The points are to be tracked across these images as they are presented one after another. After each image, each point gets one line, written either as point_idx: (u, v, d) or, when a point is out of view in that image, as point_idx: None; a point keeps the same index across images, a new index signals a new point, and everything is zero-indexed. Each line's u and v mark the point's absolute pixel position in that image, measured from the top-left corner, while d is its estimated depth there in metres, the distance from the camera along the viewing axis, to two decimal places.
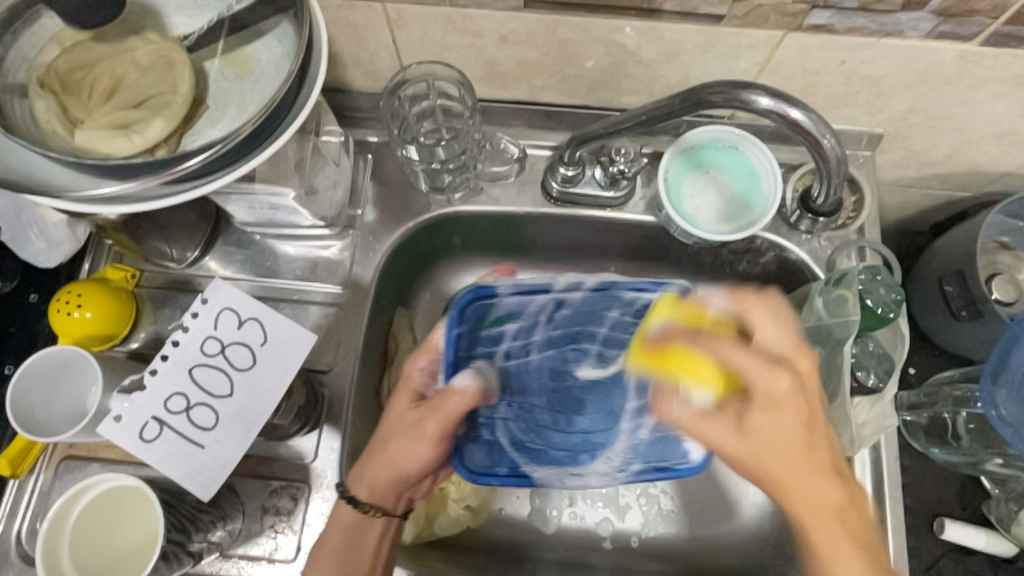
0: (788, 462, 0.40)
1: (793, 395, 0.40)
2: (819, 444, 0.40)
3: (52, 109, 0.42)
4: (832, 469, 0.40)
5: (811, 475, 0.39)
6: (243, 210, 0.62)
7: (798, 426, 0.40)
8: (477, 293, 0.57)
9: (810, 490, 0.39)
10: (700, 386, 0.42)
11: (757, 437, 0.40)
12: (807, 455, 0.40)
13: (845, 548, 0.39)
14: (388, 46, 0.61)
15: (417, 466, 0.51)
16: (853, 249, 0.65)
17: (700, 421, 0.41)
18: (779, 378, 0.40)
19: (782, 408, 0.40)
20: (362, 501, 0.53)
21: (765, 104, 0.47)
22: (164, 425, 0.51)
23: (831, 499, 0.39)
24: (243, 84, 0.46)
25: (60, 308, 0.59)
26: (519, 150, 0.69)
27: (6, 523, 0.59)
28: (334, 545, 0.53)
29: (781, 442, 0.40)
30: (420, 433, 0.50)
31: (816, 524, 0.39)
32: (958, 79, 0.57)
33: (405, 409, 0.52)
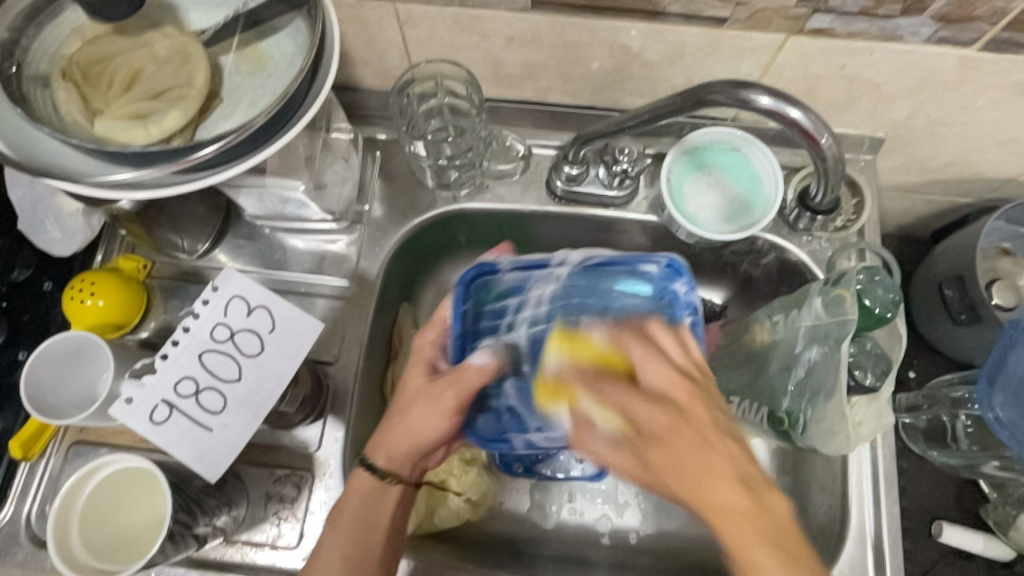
0: (681, 484, 0.39)
1: (671, 425, 0.40)
2: (711, 446, 0.39)
3: (73, 100, 0.44)
4: (732, 473, 0.38)
5: (706, 481, 0.38)
6: (253, 204, 0.63)
7: (694, 454, 0.39)
8: (480, 270, 0.59)
9: (714, 492, 0.37)
10: (607, 416, 0.43)
11: (652, 458, 0.40)
12: (701, 475, 0.38)
13: (756, 545, 0.36)
14: (398, 45, 0.62)
15: (438, 436, 0.53)
16: (852, 252, 0.65)
17: (618, 450, 0.43)
18: (658, 410, 0.41)
19: (666, 429, 0.40)
20: (379, 469, 0.53)
21: (765, 104, 0.48)
22: (173, 408, 0.52)
23: (731, 505, 0.37)
24: (257, 79, 0.48)
25: (73, 296, 0.60)
26: (525, 148, 0.71)
27: (16, 505, 0.61)
28: (353, 513, 0.53)
29: (681, 474, 0.39)
30: (440, 404, 0.52)
31: (717, 518, 0.37)
32: (958, 85, 0.58)
33: (422, 382, 0.54)
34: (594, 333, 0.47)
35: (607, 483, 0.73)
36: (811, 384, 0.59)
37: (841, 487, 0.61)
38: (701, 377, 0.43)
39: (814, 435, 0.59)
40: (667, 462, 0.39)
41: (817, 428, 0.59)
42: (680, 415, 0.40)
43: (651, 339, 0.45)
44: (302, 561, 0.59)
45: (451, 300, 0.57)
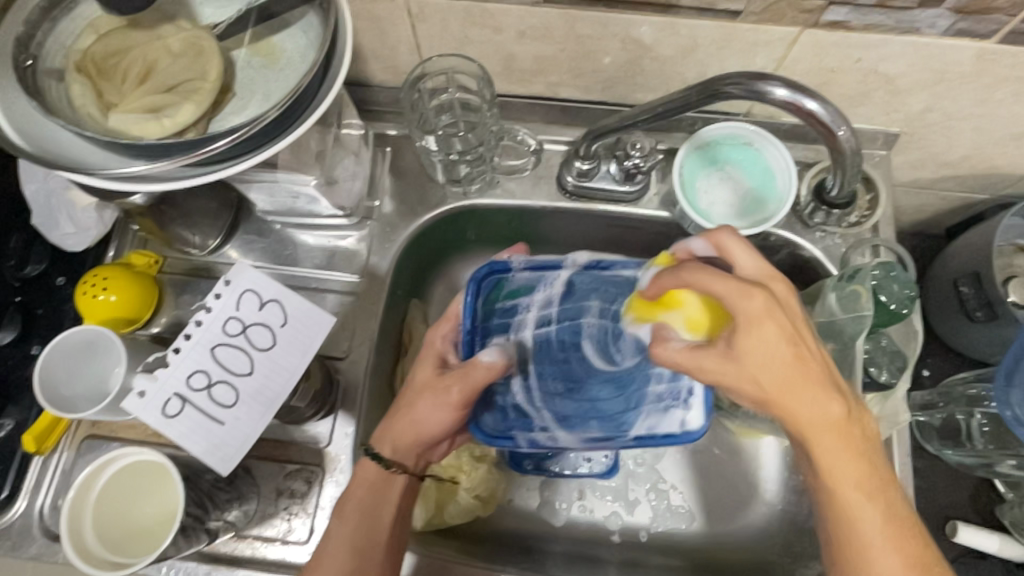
0: (778, 378, 0.40)
1: (763, 319, 0.40)
2: (808, 362, 0.40)
3: (88, 94, 0.44)
4: (830, 383, 0.41)
5: (802, 400, 0.40)
6: (265, 199, 0.63)
7: (780, 348, 0.40)
8: (493, 268, 0.61)
9: (804, 404, 0.40)
10: (690, 330, 0.45)
11: (742, 342, 0.41)
12: (801, 380, 0.40)
13: (845, 455, 0.41)
14: (409, 40, 0.62)
15: (442, 430, 0.53)
16: (868, 248, 0.64)
17: (688, 352, 0.43)
18: (756, 300, 0.40)
19: (770, 327, 0.40)
20: (386, 459, 0.54)
21: (782, 96, 0.48)
22: (187, 402, 0.52)
23: (837, 415, 0.40)
24: (269, 73, 0.48)
25: (86, 290, 0.60)
26: (536, 143, 0.70)
27: (29, 498, 0.61)
28: (358, 501, 0.53)
29: (756, 377, 0.41)
30: (446, 398, 0.52)
31: (814, 425, 0.41)
32: (975, 79, 0.57)
33: (432, 376, 0.54)
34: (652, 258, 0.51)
35: (617, 481, 0.72)
36: None
37: None
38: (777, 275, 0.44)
39: None
40: (750, 374, 0.41)
41: None
42: (777, 303, 0.41)
43: (705, 262, 0.46)
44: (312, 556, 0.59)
45: (467, 293, 0.59)
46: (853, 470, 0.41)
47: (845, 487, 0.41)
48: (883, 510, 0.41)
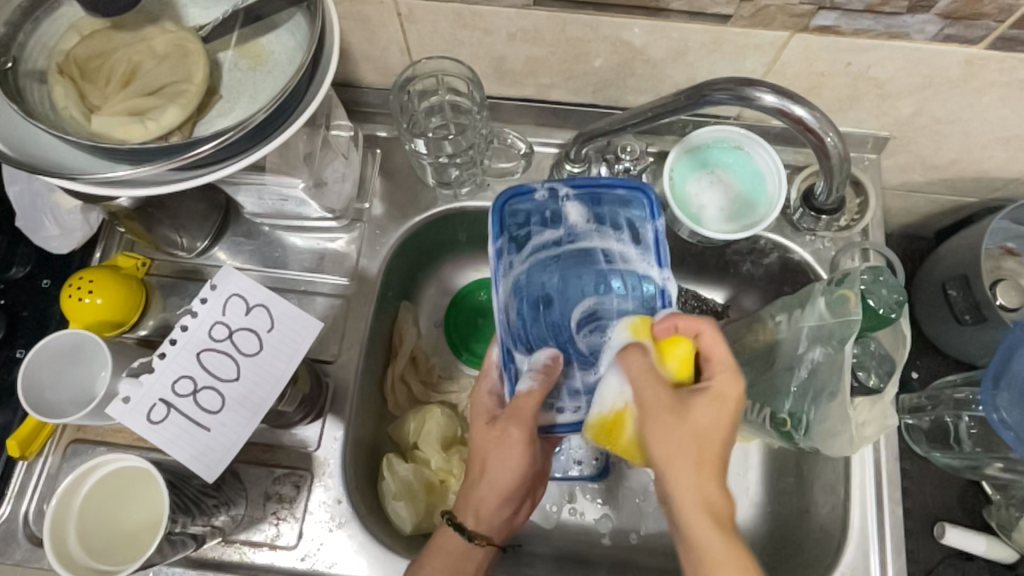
0: (685, 462, 0.43)
1: (705, 401, 0.45)
2: (715, 451, 0.43)
3: (70, 96, 0.44)
4: (713, 500, 0.42)
5: (706, 485, 0.42)
6: (253, 201, 0.63)
7: (707, 438, 0.44)
8: (517, 192, 0.59)
9: (701, 488, 0.42)
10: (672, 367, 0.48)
11: (689, 410, 0.44)
12: (700, 467, 0.43)
13: (699, 534, 0.41)
14: (398, 41, 0.62)
15: (516, 477, 0.53)
16: (856, 251, 0.65)
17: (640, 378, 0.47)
18: (732, 383, 0.45)
19: (712, 413, 0.44)
20: (470, 531, 0.53)
21: (769, 102, 0.48)
22: (172, 408, 0.52)
23: (713, 502, 0.42)
24: (256, 75, 0.47)
25: (71, 293, 0.60)
26: (526, 146, 0.70)
27: (14, 504, 0.60)
28: (436, 569, 0.51)
29: (675, 444, 0.43)
30: (509, 441, 0.53)
31: (692, 517, 0.42)
32: (963, 84, 0.58)
33: (483, 429, 0.55)
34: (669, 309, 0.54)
35: (607, 483, 0.72)
36: (813, 385, 0.59)
37: (843, 489, 0.61)
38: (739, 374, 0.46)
39: (817, 437, 0.58)
40: (677, 448, 0.43)
41: (820, 429, 0.58)
42: (742, 400, 0.45)
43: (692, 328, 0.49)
44: (300, 561, 0.58)
45: (494, 210, 0.58)
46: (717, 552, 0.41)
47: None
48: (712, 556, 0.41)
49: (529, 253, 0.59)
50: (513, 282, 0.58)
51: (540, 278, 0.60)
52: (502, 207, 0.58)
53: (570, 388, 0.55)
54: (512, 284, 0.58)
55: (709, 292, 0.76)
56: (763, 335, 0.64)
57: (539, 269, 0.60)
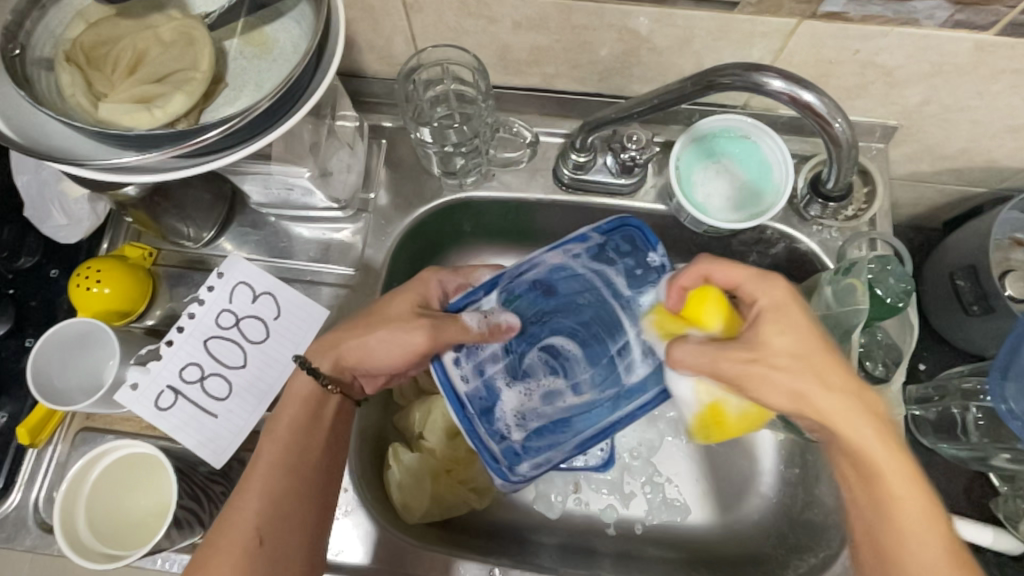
0: (802, 377, 0.46)
1: (802, 337, 0.47)
2: (856, 391, 0.46)
3: (77, 83, 0.44)
4: (853, 391, 0.46)
5: (850, 419, 0.45)
6: (259, 190, 0.63)
7: (822, 377, 0.46)
8: (634, 225, 0.59)
9: (856, 429, 0.45)
10: (714, 328, 0.51)
11: (770, 335, 0.47)
12: (819, 376, 0.46)
13: (872, 443, 0.45)
14: (403, 30, 0.62)
15: (383, 365, 0.53)
16: (863, 240, 0.64)
17: (706, 348, 0.48)
18: (776, 286, 0.49)
19: (791, 330, 0.47)
20: (321, 373, 0.53)
21: (778, 87, 0.47)
22: (179, 394, 0.52)
23: (869, 412, 0.45)
24: (262, 63, 0.47)
25: (80, 283, 0.60)
26: (532, 135, 0.70)
27: (24, 491, 0.61)
28: (286, 422, 0.52)
29: (786, 376, 0.46)
30: (410, 343, 0.52)
31: (851, 427, 0.45)
32: (973, 71, 0.57)
33: (406, 311, 0.54)
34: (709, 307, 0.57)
35: (613, 474, 0.72)
36: None
37: None
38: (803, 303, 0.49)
39: None
40: (791, 379, 0.46)
41: None
42: (796, 295, 0.49)
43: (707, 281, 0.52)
44: None
45: (613, 219, 0.59)
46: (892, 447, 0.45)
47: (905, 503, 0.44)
48: (891, 451, 0.45)
49: (596, 271, 0.59)
50: (558, 265, 0.59)
51: (578, 289, 0.59)
52: (628, 227, 0.59)
53: (483, 364, 0.56)
54: (558, 264, 0.59)
55: None
56: None
57: (582, 288, 0.58)
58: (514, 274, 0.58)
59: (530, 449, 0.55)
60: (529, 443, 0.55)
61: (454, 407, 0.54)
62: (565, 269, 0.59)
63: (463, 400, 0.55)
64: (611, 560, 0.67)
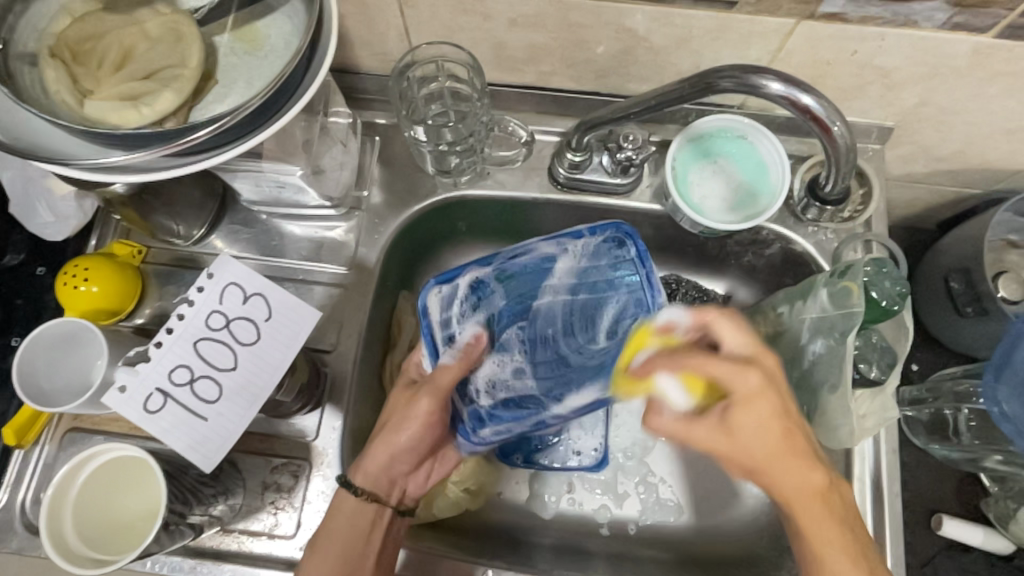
0: (776, 459, 0.44)
1: (763, 394, 0.43)
2: (798, 435, 0.44)
3: (62, 79, 0.42)
4: (818, 466, 0.44)
5: (794, 465, 0.44)
6: (250, 188, 0.62)
7: (774, 434, 0.43)
8: (624, 231, 0.58)
9: (793, 475, 0.44)
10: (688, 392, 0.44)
11: (746, 436, 0.43)
12: (792, 463, 0.44)
13: (834, 541, 0.44)
14: (397, 26, 0.61)
15: (410, 448, 0.56)
16: (859, 243, 0.64)
17: (686, 424, 0.45)
18: (753, 376, 0.43)
19: (756, 406, 0.43)
20: (357, 486, 0.56)
21: (776, 90, 0.47)
22: (168, 397, 0.51)
23: (836, 540, 0.44)
24: (253, 60, 0.46)
25: (66, 281, 0.59)
26: (527, 135, 0.69)
27: (11, 491, 0.60)
28: (332, 531, 0.55)
29: (782, 470, 0.44)
30: (411, 411, 0.56)
31: (809, 522, 0.44)
32: (971, 73, 0.57)
33: (401, 393, 0.59)
34: (653, 322, 0.49)
35: (606, 474, 0.72)
36: (814, 376, 0.58)
37: (842, 481, 0.61)
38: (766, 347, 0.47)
39: (817, 429, 0.59)
40: (795, 470, 0.44)
41: (821, 420, 0.58)
42: (771, 380, 0.44)
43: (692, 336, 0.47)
44: (299, 551, 0.58)
45: (601, 227, 0.59)
46: (849, 558, 0.44)
47: (820, 537, 0.44)
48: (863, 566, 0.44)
49: (585, 269, 0.59)
50: (551, 255, 0.60)
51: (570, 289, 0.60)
52: (620, 234, 0.58)
53: (479, 378, 0.58)
54: (552, 258, 0.60)
55: (709, 283, 0.75)
56: (762, 326, 0.64)
57: (569, 281, 0.60)
58: (510, 255, 0.61)
59: (494, 417, 0.59)
60: (496, 412, 0.59)
61: (429, 349, 0.58)
62: (559, 261, 0.60)
63: (433, 323, 0.59)
64: (604, 561, 0.67)
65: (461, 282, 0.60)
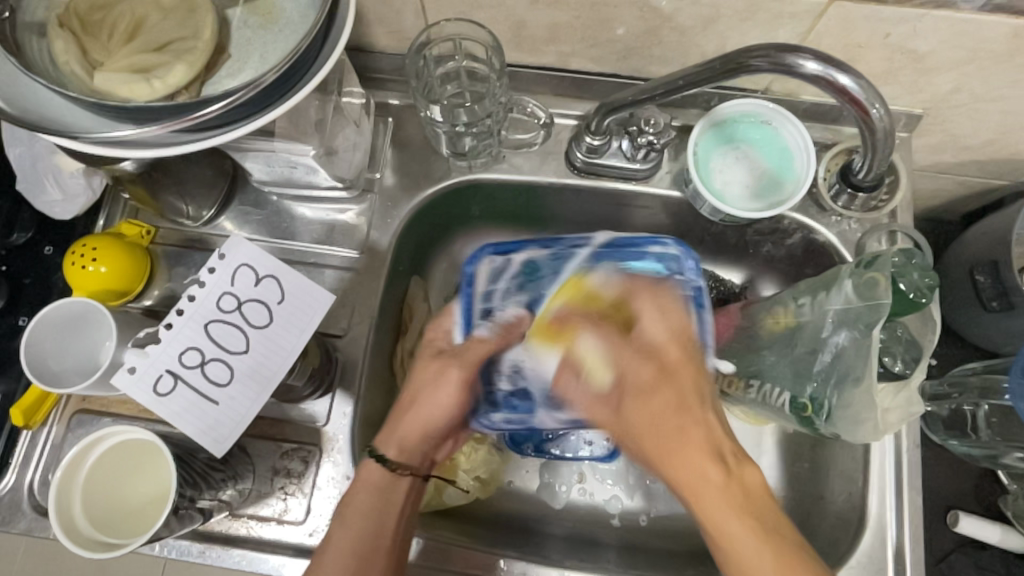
0: (655, 441, 0.46)
1: (654, 380, 0.49)
2: (691, 427, 0.45)
3: (71, 49, 0.41)
4: (709, 446, 0.44)
5: (686, 455, 0.44)
6: (261, 168, 0.61)
7: (670, 415, 0.47)
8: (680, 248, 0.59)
9: (688, 468, 0.44)
10: (601, 373, 0.53)
11: (631, 407, 0.49)
12: (679, 447, 0.45)
13: (727, 514, 0.41)
14: (414, 3, 0.59)
15: (445, 419, 0.56)
16: (884, 233, 0.63)
17: (596, 401, 0.53)
18: (642, 366, 0.50)
19: (647, 396, 0.48)
20: (390, 460, 0.54)
21: (812, 70, 0.45)
22: (179, 379, 0.50)
23: (711, 474, 0.43)
24: (266, 34, 0.45)
25: (75, 260, 0.58)
26: (546, 117, 0.68)
27: (19, 472, 0.60)
28: (362, 505, 0.52)
29: (648, 427, 0.47)
30: (444, 378, 0.56)
31: (697, 495, 0.43)
32: (1008, 58, 0.55)
33: (429, 360, 0.57)
34: (590, 275, 0.60)
35: (617, 464, 0.72)
36: (837, 369, 0.57)
37: (862, 475, 0.60)
38: (692, 338, 0.52)
39: (839, 423, 0.56)
40: (652, 429, 0.47)
41: (843, 415, 0.56)
42: (654, 358, 0.50)
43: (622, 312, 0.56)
44: (309, 536, 0.58)
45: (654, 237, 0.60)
46: (757, 543, 0.40)
47: (729, 530, 0.41)
48: (755, 528, 0.41)
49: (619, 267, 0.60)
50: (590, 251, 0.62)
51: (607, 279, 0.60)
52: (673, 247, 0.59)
53: (509, 363, 0.58)
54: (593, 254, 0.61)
55: (726, 272, 0.74)
56: (782, 319, 0.61)
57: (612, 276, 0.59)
58: (571, 245, 0.62)
59: (508, 405, 0.59)
60: (513, 401, 0.59)
61: (463, 318, 0.60)
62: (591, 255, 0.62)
63: (476, 293, 0.62)
64: (615, 552, 0.67)
65: (514, 258, 0.63)
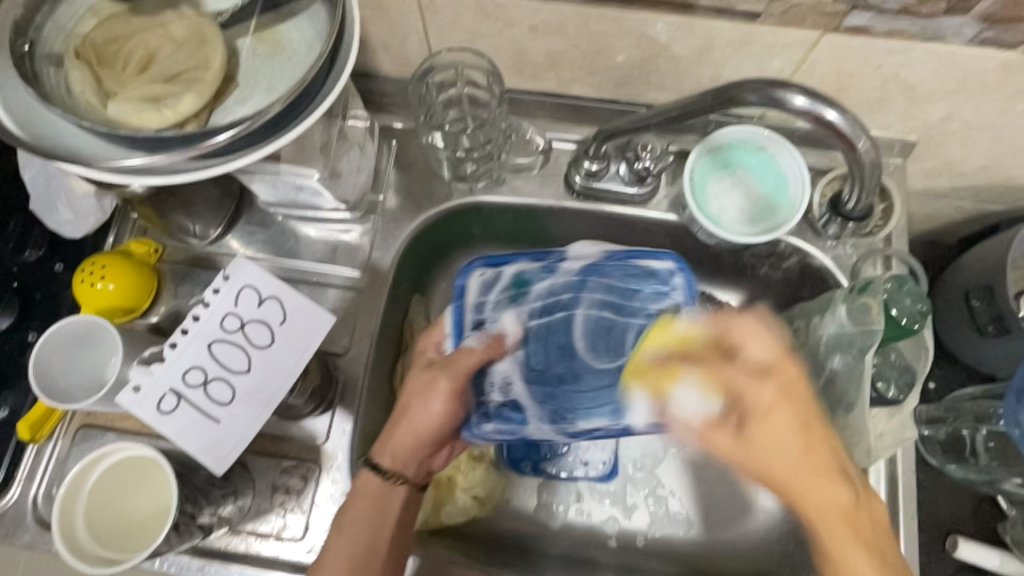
0: (796, 473, 0.40)
1: (779, 404, 0.41)
2: (820, 450, 0.41)
3: (87, 80, 0.43)
4: (835, 467, 0.41)
5: (818, 481, 0.40)
6: (267, 190, 0.62)
7: (795, 438, 0.40)
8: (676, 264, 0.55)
9: (814, 491, 0.40)
10: (709, 395, 0.41)
11: (757, 434, 0.41)
12: (820, 472, 0.40)
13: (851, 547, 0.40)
14: (418, 31, 0.61)
15: (438, 429, 0.54)
16: (878, 258, 0.64)
17: (709, 430, 0.42)
18: (766, 389, 0.41)
19: (774, 417, 0.41)
20: (383, 468, 0.54)
21: (801, 104, 0.46)
22: (182, 398, 0.51)
23: (842, 500, 0.40)
24: (274, 63, 0.46)
25: (84, 279, 0.59)
26: (545, 142, 0.69)
27: (23, 486, 0.61)
28: (359, 514, 0.53)
29: (787, 460, 0.40)
30: (433, 386, 0.53)
31: (822, 520, 0.40)
32: (998, 89, 0.56)
33: (418, 372, 0.56)
34: (676, 322, 0.46)
35: (615, 484, 0.71)
36: (831, 394, 0.58)
37: None
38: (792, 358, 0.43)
39: None
40: (790, 438, 0.40)
41: (836, 439, 0.58)
42: (789, 390, 0.41)
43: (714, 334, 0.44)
44: (307, 554, 0.58)
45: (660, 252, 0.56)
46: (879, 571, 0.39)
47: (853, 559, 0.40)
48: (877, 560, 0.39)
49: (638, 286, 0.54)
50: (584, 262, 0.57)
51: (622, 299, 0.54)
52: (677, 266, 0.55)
53: (500, 378, 0.54)
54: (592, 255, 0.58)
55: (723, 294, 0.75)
56: None
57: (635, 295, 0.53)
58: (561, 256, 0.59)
59: (501, 416, 0.53)
60: (505, 413, 0.53)
61: (455, 328, 0.58)
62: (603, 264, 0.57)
63: (467, 305, 0.58)
64: None
65: (506, 270, 0.59)
